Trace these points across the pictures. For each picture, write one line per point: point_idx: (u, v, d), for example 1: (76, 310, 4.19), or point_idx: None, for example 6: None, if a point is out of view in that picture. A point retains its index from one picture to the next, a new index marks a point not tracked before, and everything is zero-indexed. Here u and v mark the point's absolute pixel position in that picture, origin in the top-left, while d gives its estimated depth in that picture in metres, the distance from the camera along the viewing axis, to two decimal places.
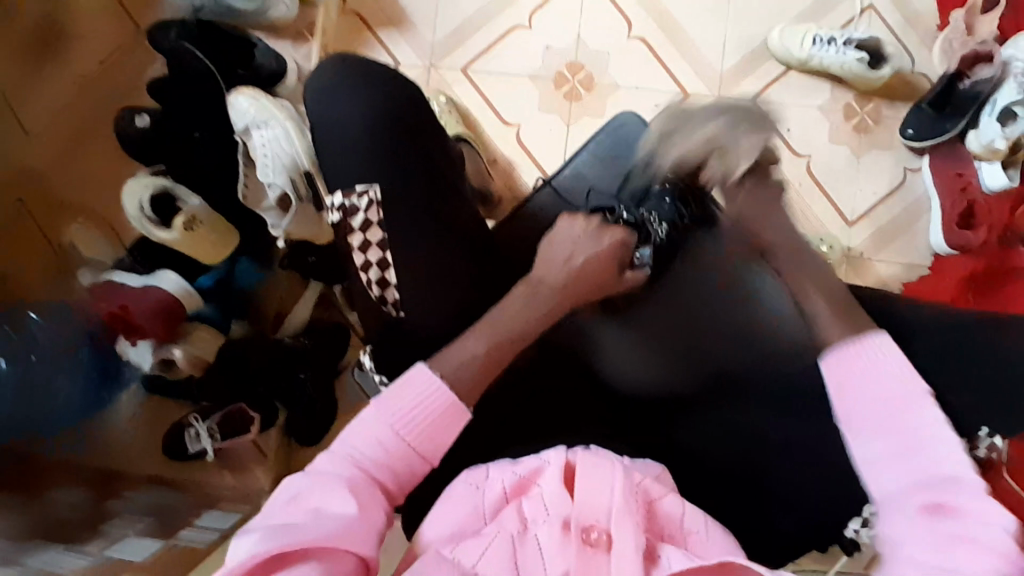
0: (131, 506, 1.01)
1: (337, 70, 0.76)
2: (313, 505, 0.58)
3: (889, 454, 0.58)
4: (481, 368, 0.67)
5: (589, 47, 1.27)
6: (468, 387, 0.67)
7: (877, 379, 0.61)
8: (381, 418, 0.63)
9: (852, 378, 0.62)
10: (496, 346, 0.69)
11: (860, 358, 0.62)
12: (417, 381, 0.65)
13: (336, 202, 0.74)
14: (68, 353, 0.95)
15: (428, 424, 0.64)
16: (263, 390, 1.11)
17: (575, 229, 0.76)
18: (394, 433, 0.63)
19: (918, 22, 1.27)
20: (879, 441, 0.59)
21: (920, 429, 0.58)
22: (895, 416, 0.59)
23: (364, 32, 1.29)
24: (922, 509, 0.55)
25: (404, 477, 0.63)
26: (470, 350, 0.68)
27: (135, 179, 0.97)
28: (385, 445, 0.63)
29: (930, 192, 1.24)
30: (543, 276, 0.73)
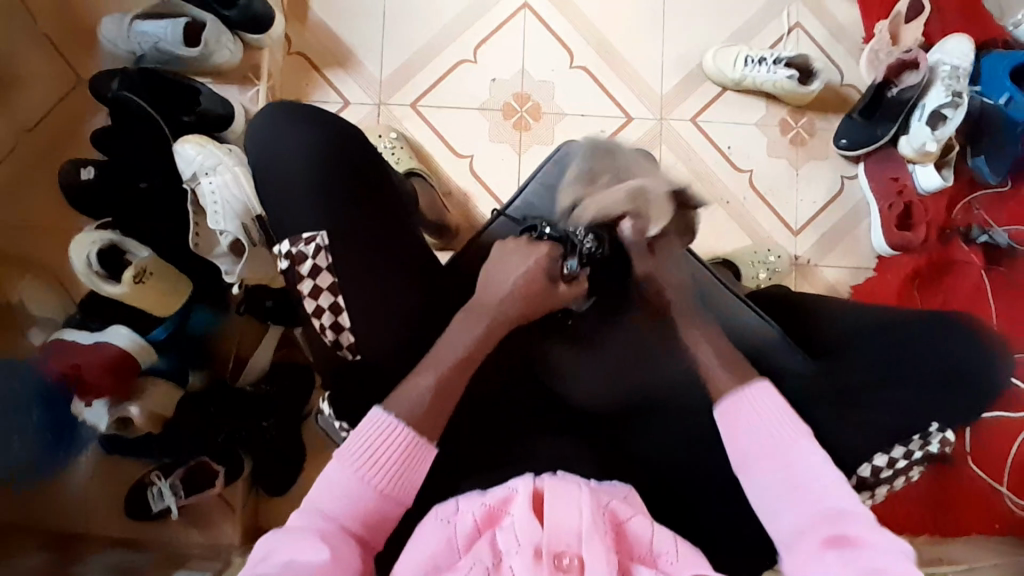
0: (95, 567, 0.97)
1: (276, 116, 0.75)
2: (286, 558, 0.58)
3: (783, 495, 0.66)
4: (433, 398, 0.70)
5: (533, 77, 1.31)
6: (424, 414, 0.69)
7: (766, 426, 0.70)
8: (348, 467, 0.65)
9: (740, 430, 0.71)
10: (446, 379, 0.71)
11: (744, 411, 0.72)
12: (377, 426, 0.67)
13: (284, 250, 0.74)
14: (17, 411, 1.00)
15: (396, 466, 0.67)
16: (224, 439, 1.06)
17: (508, 253, 0.80)
18: (364, 481, 0.65)
19: (842, 38, 1.34)
20: (772, 483, 0.67)
21: (801, 467, 0.66)
22: (783, 455, 0.68)
23: (311, 74, 1.30)
24: (824, 542, 0.60)
25: (376, 525, 0.65)
26: (421, 385, 0.70)
27: (80, 237, 0.95)
28: (356, 495, 0.65)
29: (868, 198, 1.29)
30: (486, 305, 0.76)
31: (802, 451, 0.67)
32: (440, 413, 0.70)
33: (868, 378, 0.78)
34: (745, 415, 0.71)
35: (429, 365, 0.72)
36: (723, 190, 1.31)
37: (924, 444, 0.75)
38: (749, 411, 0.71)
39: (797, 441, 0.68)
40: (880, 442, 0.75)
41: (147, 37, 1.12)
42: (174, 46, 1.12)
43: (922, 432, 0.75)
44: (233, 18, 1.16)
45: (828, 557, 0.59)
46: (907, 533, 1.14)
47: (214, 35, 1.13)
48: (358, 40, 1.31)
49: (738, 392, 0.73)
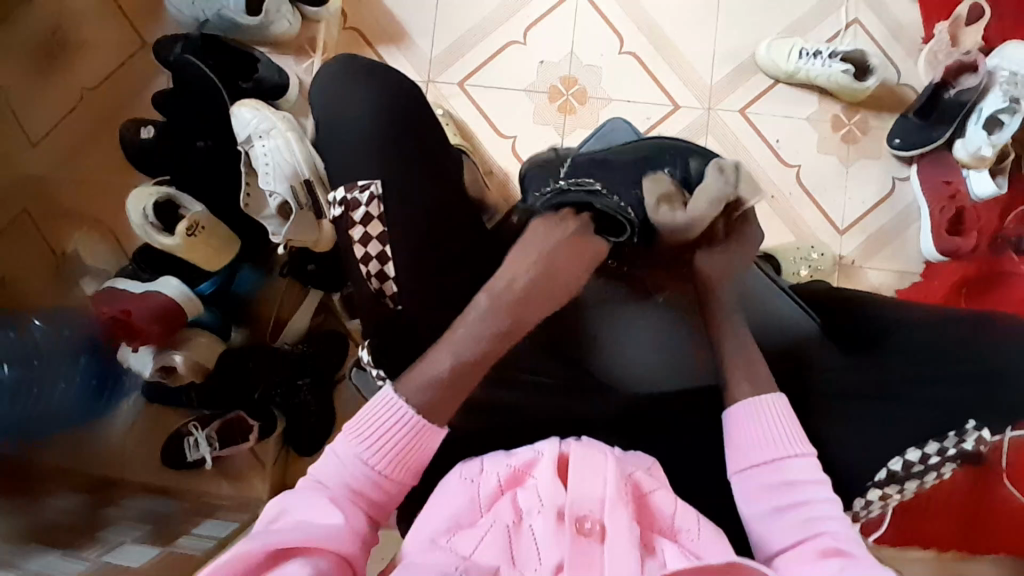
0: (127, 513, 1.01)
1: (339, 78, 0.80)
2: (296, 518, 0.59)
3: (779, 502, 0.65)
4: (448, 392, 0.66)
5: (582, 61, 1.31)
6: (441, 403, 0.66)
7: (771, 434, 0.68)
8: (346, 444, 0.64)
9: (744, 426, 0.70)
10: (460, 359, 0.66)
11: (750, 412, 0.70)
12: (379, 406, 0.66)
13: (339, 198, 0.77)
14: (67, 358, 1.00)
15: (404, 446, 0.64)
16: (260, 397, 1.11)
17: (540, 235, 0.70)
18: (360, 462, 0.64)
19: (903, 36, 1.30)
20: (769, 490, 0.66)
21: (802, 482, 0.65)
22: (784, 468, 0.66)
23: (364, 48, 1.33)
24: (822, 552, 0.60)
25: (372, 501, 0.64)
26: (440, 372, 0.66)
27: (139, 189, 1.00)
28: (351, 475, 0.63)
29: (919, 202, 1.26)
30: (508, 280, 0.68)
31: (799, 463, 0.66)
32: (447, 396, 0.66)
33: (908, 372, 0.76)
34: (750, 421, 0.69)
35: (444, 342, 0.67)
36: (767, 183, 1.29)
37: (959, 441, 0.73)
38: (748, 412, 0.70)
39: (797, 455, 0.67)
40: (915, 438, 0.73)
41: (212, 4, 1.14)
42: (237, 14, 1.15)
43: (959, 430, 0.73)
44: None
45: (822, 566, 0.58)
46: (933, 544, 1.11)
47: (275, 5, 1.16)
48: (412, 17, 1.33)
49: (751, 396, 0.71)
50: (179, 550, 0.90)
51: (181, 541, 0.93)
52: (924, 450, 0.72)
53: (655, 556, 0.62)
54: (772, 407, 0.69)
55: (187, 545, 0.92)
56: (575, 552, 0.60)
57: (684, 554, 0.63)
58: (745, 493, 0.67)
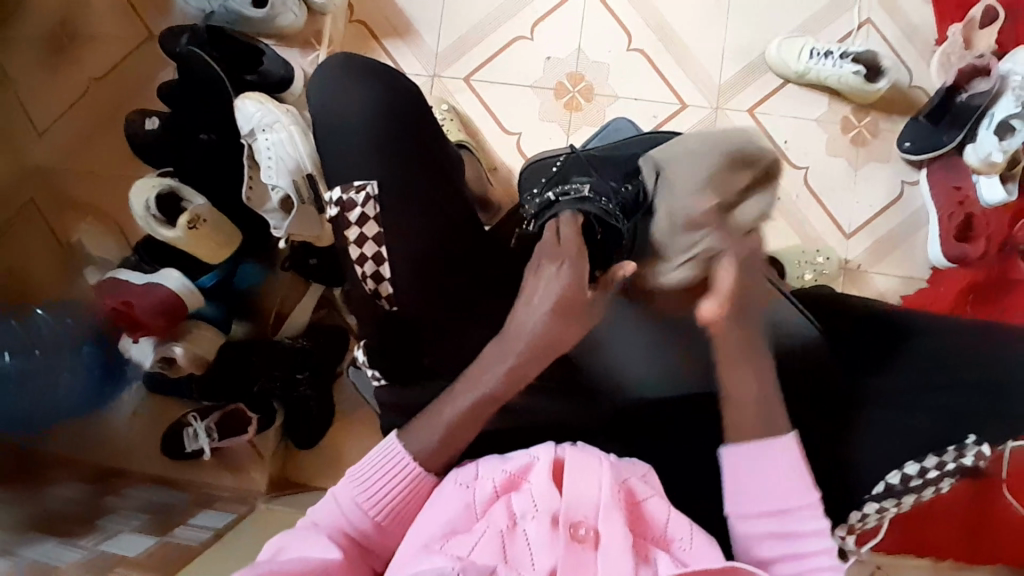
0: (127, 503, 1.02)
1: (340, 73, 0.79)
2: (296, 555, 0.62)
3: (781, 551, 0.68)
4: (467, 422, 0.71)
5: (589, 58, 1.30)
6: (460, 433, 0.71)
7: (777, 482, 0.70)
8: (349, 487, 0.70)
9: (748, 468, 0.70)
10: (467, 410, 0.71)
11: (756, 461, 0.70)
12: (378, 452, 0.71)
13: (335, 198, 0.76)
14: (69, 350, 1.02)
15: (401, 492, 0.69)
16: (259, 391, 1.12)
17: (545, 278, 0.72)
18: (358, 505, 0.68)
19: (916, 37, 1.28)
20: (771, 538, 0.69)
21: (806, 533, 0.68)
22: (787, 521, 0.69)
23: (370, 42, 1.32)
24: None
25: (373, 540, 0.68)
26: (457, 405, 0.72)
27: (142, 182, 1.00)
28: (353, 517, 0.68)
29: (929, 208, 1.24)
30: (524, 335, 0.72)
31: (802, 514, 0.69)
32: (452, 443, 0.71)
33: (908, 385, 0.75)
34: (752, 460, 0.70)
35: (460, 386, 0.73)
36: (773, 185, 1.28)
37: (959, 456, 0.72)
38: (757, 459, 0.70)
39: (804, 506, 0.69)
40: (913, 450, 0.73)
41: None
42: (243, 7, 1.15)
43: (959, 444, 0.72)
44: None
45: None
46: (932, 554, 1.11)
47: None
48: (418, 11, 1.32)
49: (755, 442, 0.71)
50: (177, 540, 0.91)
51: (180, 531, 0.94)
52: (923, 464, 0.72)
53: (650, 565, 0.62)
54: (784, 460, 0.70)
55: (185, 535, 0.93)
56: (569, 557, 0.60)
57: (675, 563, 0.62)
58: (744, 540, 0.70)
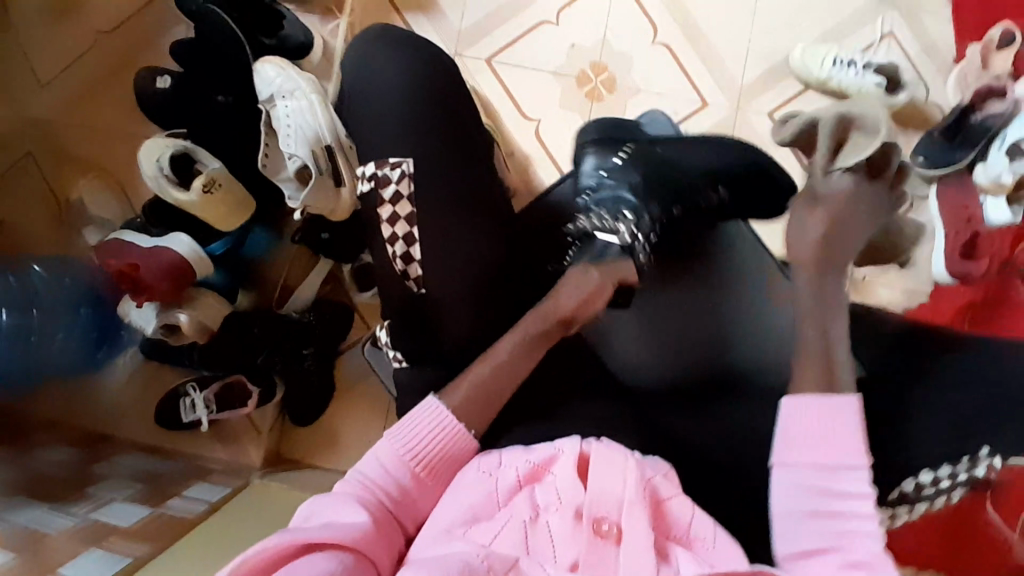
0: (118, 471, 0.99)
1: (371, 50, 0.77)
2: (324, 520, 0.61)
3: (822, 511, 0.65)
4: (484, 399, 0.72)
5: (612, 49, 1.28)
6: (475, 411, 0.72)
7: (831, 441, 0.66)
8: (390, 445, 0.68)
9: (802, 430, 0.67)
10: (511, 370, 0.73)
11: (816, 415, 0.67)
12: (425, 410, 0.71)
13: (368, 173, 0.74)
14: (64, 307, 0.98)
15: (436, 457, 0.69)
16: (263, 361, 1.09)
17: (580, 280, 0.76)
18: (401, 461, 0.67)
19: (937, 53, 1.29)
20: (814, 495, 0.65)
21: (849, 495, 0.65)
22: (836, 478, 0.65)
23: (392, 14, 1.29)
24: (845, 565, 0.62)
25: (409, 501, 0.67)
26: (474, 377, 0.72)
27: (153, 141, 0.96)
28: (393, 473, 0.67)
29: (935, 222, 1.26)
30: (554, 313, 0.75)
31: (852, 477, 0.65)
32: (490, 403, 0.72)
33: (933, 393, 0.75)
34: (804, 418, 0.68)
35: (486, 357, 0.73)
36: None
37: (971, 468, 0.72)
38: (817, 416, 0.67)
39: (852, 466, 0.65)
40: (930, 458, 0.72)
41: None
42: None
43: (972, 456, 0.71)
44: None
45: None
46: (912, 562, 1.13)
47: None
48: None
49: (815, 396, 0.68)
50: (170, 512, 0.88)
51: (172, 503, 0.92)
52: (938, 473, 0.72)
53: (669, 563, 0.62)
54: (839, 414, 0.67)
55: (179, 507, 0.90)
56: (590, 552, 0.60)
57: (697, 559, 0.63)
58: (784, 488, 0.67)
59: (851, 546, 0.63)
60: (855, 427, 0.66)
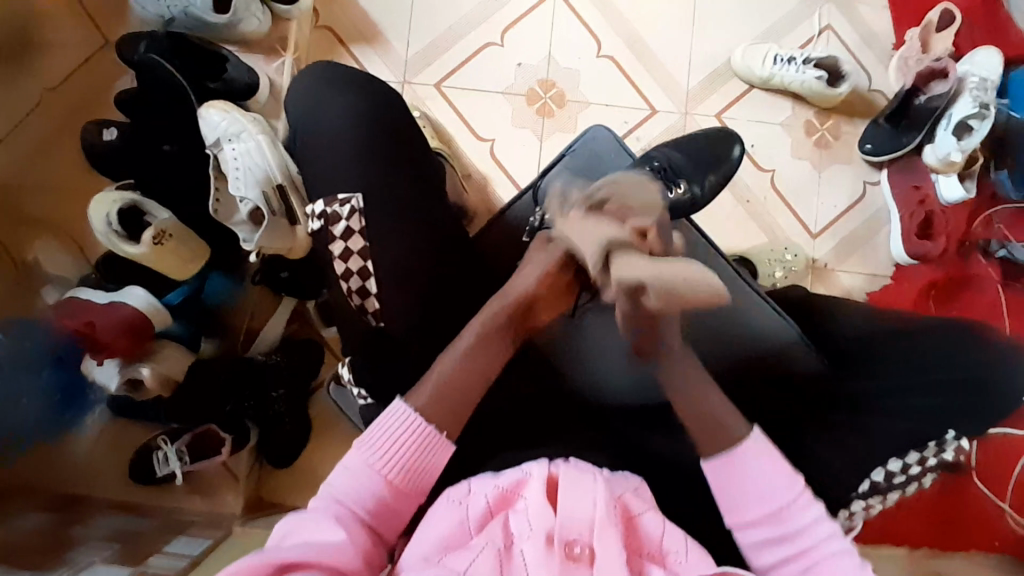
0: (94, 531, 0.95)
1: (314, 86, 0.79)
2: (303, 538, 0.59)
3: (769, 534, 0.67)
4: (463, 379, 0.70)
5: (559, 64, 1.30)
6: (451, 398, 0.70)
7: (757, 488, 0.68)
8: (366, 453, 0.66)
9: (735, 422, 0.71)
10: (474, 365, 0.71)
11: (729, 470, 0.69)
12: (392, 415, 0.68)
13: (318, 210, 0.75)
14: (28, 370, 0.96)
15: (412, 462, 0.67)
16: (232, 409, 1.07)
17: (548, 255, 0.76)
18: (376, 470, 0.65)
19: (876, 42, 1.32)
20: (770, 544, 0.67)
21: (802, 529, 0.66)
22: (781, 520, 0.67)
23: (338, 48, 1.30)
24: (789, 557, 0.66)
25: (389, 512, 0.65)
26: (450, 361, 0.71)
27: (100, 194, 0.95)
28: (370, 486, 0.65)
29: (889, 207, 1.28)
30: (515, 291, 0.74)
31: (795, 510, 0.67)
32: (452, 409, 0.69)
33: (895, 386, 0.78)
34: (740, 411, 0.71)
35: (441, 359, 0.71)
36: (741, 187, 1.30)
37: (940, 450, 0.77)
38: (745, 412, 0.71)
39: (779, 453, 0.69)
40: (895, 445, 0.76)
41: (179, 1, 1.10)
42: (204, 12, 1.11)
43: (939, 439, 0.77)
44: None
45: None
46: (906, 543, 1.12)
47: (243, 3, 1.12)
48: (387, 17, 1.30)
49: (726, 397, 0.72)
50: (153, 569, 0.84)
51: (154, 560, 0.88)
52: (905, 460, 0.76)
53: None
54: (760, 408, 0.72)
55: (160, 565, 0.87)
56: None
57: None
58: (733, 486, 0.69)
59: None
60: (769, 463, 0.68)
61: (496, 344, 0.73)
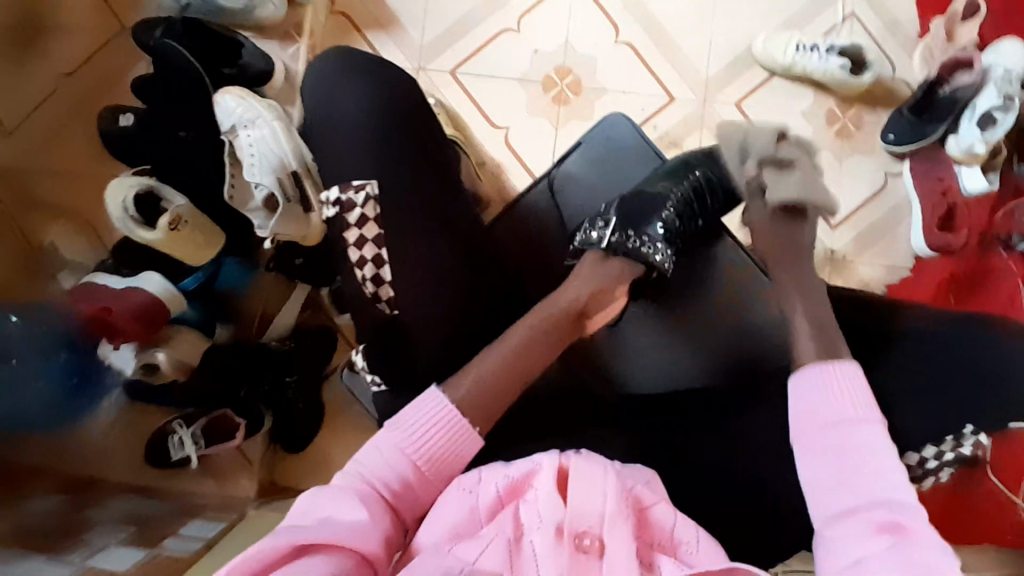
0: (112, 514, 0.95)
1: (332, 72, 0.78)
2: (322, 515, 0.59)
3: (845, 470, 0.64)
4: (509, 375, 0.72)
5: (576, 52, 1.28)
6: (496, 394, 0.70)
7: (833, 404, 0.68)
8: (393, 437, 0.66)
9: (819, 396, 0.69)
10: (517, 356, 0.73)
11: (812, 381, 0.71)
12: (428, 400, 0.68)
13: (332, 197, 0.74)
14: (44, 356, 0.94)
15: (440, 453, 0.66)
16: (247, 394, 1.10)
17: (592, 271, 0.81)
18: (403, 451, 0.65)
19: (901, 30, 1.30)
20: (829, 458, 0.65)
21: (865, 446, 0.65)
22: (846, 431, 0.66)
23: (353, 33, 1.29)
24: (877, 526, 0.60)
25: (411, 497, 0.65)
26: (497, 357, 0.72)
27: (118, 180, 0.96)
28: (395, 467, 0.64)
29: (911, 197, 1.26)
30: (564, 301, 0.78)
31: (866, 435, 0.65)
32: (495, 397, 0.70)
33: (917, 384, 0.77)
34: (819, 385, 0.70)
35: (486, 354, 0.72)
36: None
37: (956, 445, 0.76)
38: (827, 380, 0.70)
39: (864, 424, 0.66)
40: (913, 442, 0.75)
41: None
42: None
43: (957, 434, 0.75)
44: None
45: (877, 541, 0.59)
46: None
47: None
48: (402, 3, 1.29)
49: (818, 362, 0.72)
50: (167, 553, 0.86)
51: (167, 543, 0.90)
52: (922, 454, 0.75)
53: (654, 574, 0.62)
54: (843, 378, 0.70)
55: (174, 548, 0.89)
56: (573, 569, 0.59)
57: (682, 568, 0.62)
58: (811, 460, 0.66)
59: (876, 502, 0.62)
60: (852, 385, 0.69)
61: (548, 339, 0.76)
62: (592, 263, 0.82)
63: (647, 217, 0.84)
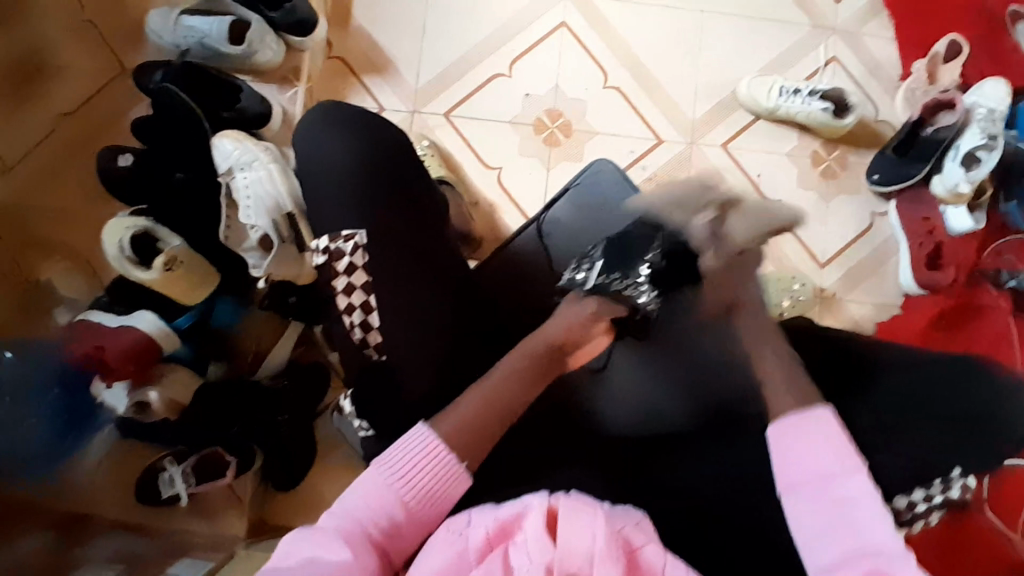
0: (100, 553, 0.94)
1: (323, 122, 0.80)
2: (305, 555, 0.60)
3: (830, 531, 0.66)
4: (492, 414, 0.72)
5: (566, 95, 1.32)
6: (479, 431, 0.70)
7: (814, 455, 0.69)
8: (384, 476, 0.66)
9: (796, 446, 0.71)
10: (499, 396, 0.73)
11: (799, 428, 0.71)
12: (415, 437, 0.69)
13: (321, 247, 0.76)
14: (33, 395, 0.96)
15: (428, 491, 0.67)
16: (238, 431, 1.09)
17: (576, 309, 0.82)
18: (393, 492, 0.65)
19: (882, 74, 1.33)
20: (818, 520, 0.67)
21: (852, 500, 0.66)
22: (829, 485, 0.67)
23: (349, 77, 1.33)
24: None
25: (400, 537, 0.65)
26: (480, 395, 0.72)
27: (115, 221, 0.98)
28: (383, 506, 0.65)
29: (896, 233, 1.28)
30: (546, 333, 0.79)
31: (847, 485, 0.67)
32: (480, 434, 0.70)
33: (903, 426, 0.77)
34: (794, 437, 0.71)
35: (471, 391, 0.72)
36: None
37: (945, 489, 0.75)
38: (799, 433, 0.71)
39: (847, 472, 0.68)
40: (901, 485, 0.75)
41: (194, 32, 1.16)
42: (218, 43, 1.15)
43: (945, 477, 0.75)
44: (278, 20, 1.17)
45: None
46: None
47: (259, 34, 1.16)
48: (397, 48, 1.33)
49: (792, 414, 0.72)
50: None
51: None
52: (911, 497, 0.75)
53: None
54: (817, 430, 0.70)
55: None
56: None
57: None
58: (799, 514, 0.68)
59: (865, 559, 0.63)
60: (832, 437, 0.70)
61: (528, 376, 0.76)
62: (572, 304, 0.83)
63: (631, 254, 0.84)
